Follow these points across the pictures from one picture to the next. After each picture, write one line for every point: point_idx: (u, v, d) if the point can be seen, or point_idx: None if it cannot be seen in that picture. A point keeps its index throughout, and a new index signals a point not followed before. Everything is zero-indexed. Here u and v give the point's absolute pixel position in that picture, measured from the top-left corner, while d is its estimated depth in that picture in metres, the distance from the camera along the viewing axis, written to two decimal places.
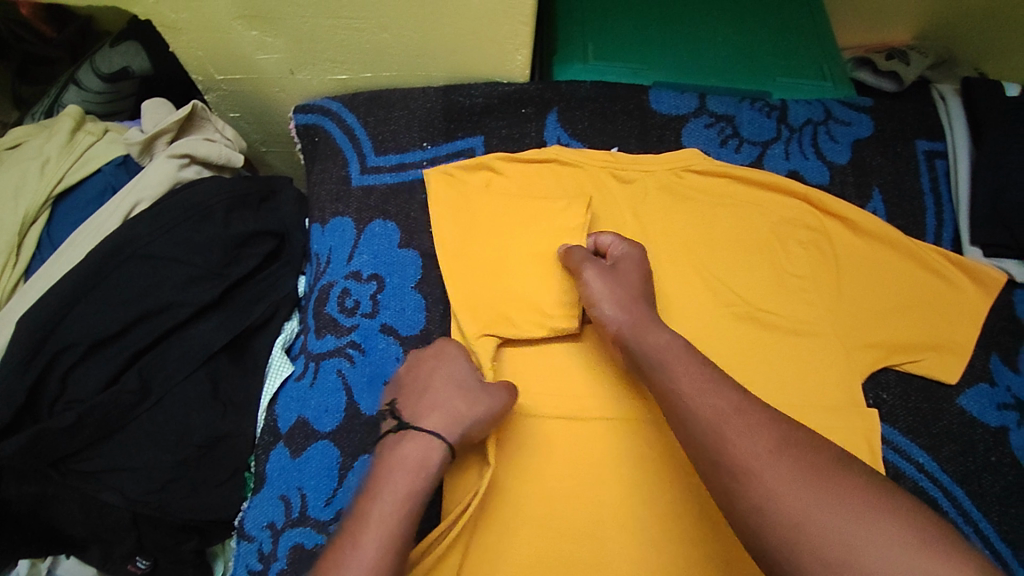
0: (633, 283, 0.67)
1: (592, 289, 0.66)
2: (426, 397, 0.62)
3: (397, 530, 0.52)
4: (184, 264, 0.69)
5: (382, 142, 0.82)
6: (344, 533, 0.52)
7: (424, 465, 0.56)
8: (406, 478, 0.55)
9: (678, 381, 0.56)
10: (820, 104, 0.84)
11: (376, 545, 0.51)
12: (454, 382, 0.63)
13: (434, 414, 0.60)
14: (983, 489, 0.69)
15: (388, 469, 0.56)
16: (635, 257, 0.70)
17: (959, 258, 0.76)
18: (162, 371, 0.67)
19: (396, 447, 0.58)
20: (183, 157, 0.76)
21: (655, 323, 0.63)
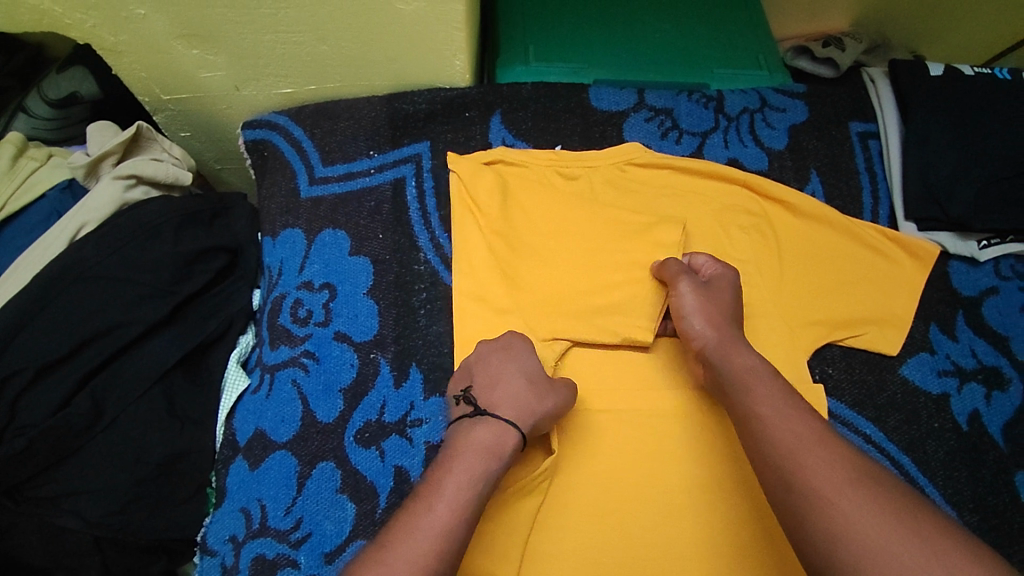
0: (727, 300, 0.70)
1: (684, 302, 0.69)
2: (500, 387, 0.64)
3: (465, 504, 0.55)
4: (133, 282, 0.70)
5: (328, 153, 0.83)
6: (414, 500, 0.55)
7: (495, 452, 0.59)
8: (477, 458, 0.58)
9: (759, 406, 0.58)
10: (756, 93, 0.86)
11: (447, 511, 0.53)
12: (525, 374, 0.65)
13: (507, 405, 0.62)
14: (928, 455, 0.71)
15: (462, 449, 0.59)
16: (729, 279, 0.72)
17: (895, 233, 0.79)
18: (115, 391, 0.67)
19: (470, 431, 0.60)
20: (129, 178, 0.77)
21: (741, 345, 0.65)
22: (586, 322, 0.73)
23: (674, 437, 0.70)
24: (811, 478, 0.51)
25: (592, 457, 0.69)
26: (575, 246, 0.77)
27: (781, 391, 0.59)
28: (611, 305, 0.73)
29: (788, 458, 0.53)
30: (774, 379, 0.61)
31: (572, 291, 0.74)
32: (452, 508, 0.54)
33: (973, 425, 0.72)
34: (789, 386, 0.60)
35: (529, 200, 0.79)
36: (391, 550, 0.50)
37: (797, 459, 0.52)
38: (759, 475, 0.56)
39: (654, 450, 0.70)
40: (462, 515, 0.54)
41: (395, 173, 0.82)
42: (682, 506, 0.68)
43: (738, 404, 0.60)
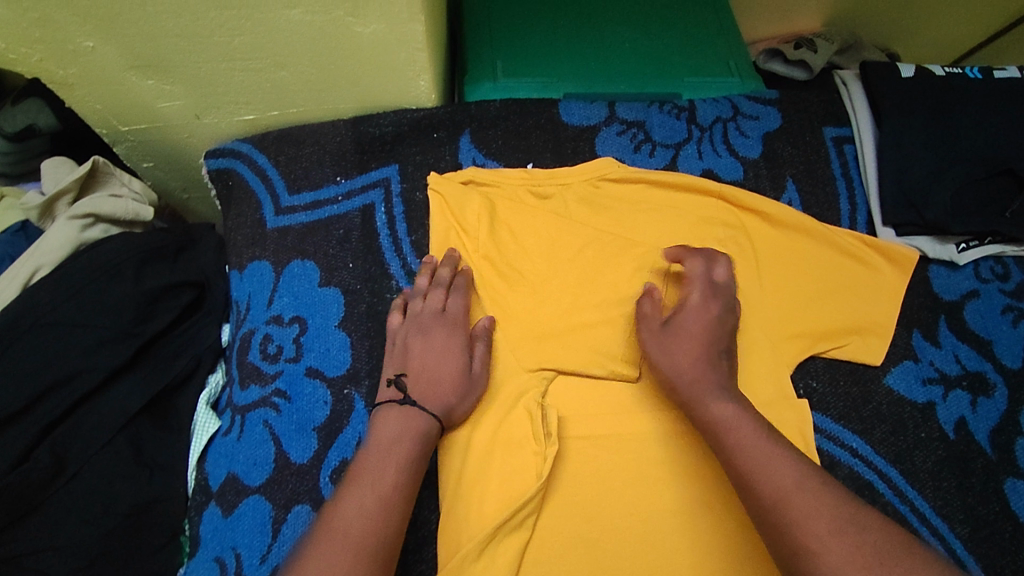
0: (698, 337, 0.67)
1: (651, 348, 0.68)
2: (431, 381, 0.66)
3: (404, 475, 0.60)
4: (91, 328, 0.67)
5: (294, 180, 0.81)
6: (354, 474, 0.59)
7: (423, 439, 0.63)
8: (410, 437, 0.62)
9: (742, 453, 0.59)
10: (728, 101, 0.85)
11: (389, 484, 0.58)
12: (455, 369, 0.67)
13: (433, 399, 0.65)
14: (916, 467, 0.70)
15: (396, 430, 0.62)
16: (696, 301, 0.69)
17: (873, 240, 0.78)
18: (77, 442, 0.64)
19: (404, 418, 0.63)
20: (86, 218, 0.74)
21: (717, 391, 0.64)
22: (569, 349, 0.73)
23: (658, 461, 0.69)
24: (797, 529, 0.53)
25: (575, 487, 0.67)
26: (552, 271, 0.76)
27: (761, 433, 0.60)
28: (593, 334, 0.73)
29: (771, 512, 0.55)
30: (759, 429, 0.60)
31: (556, 317, 0.74)
32: (391, 483, 0.59)
33: (960, 433, 0.72)
34: (767, 425, 0.62)
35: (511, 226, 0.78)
36: (337, 524, 0.55)
37: (781, 511, 0.54)
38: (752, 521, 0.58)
39: (640, 476, 0.68)
40: (399, 486, 0.59)
41: (363, 199, 0.80)
42: (672, 532, 0.66)
43: (721, 457, 0.61)
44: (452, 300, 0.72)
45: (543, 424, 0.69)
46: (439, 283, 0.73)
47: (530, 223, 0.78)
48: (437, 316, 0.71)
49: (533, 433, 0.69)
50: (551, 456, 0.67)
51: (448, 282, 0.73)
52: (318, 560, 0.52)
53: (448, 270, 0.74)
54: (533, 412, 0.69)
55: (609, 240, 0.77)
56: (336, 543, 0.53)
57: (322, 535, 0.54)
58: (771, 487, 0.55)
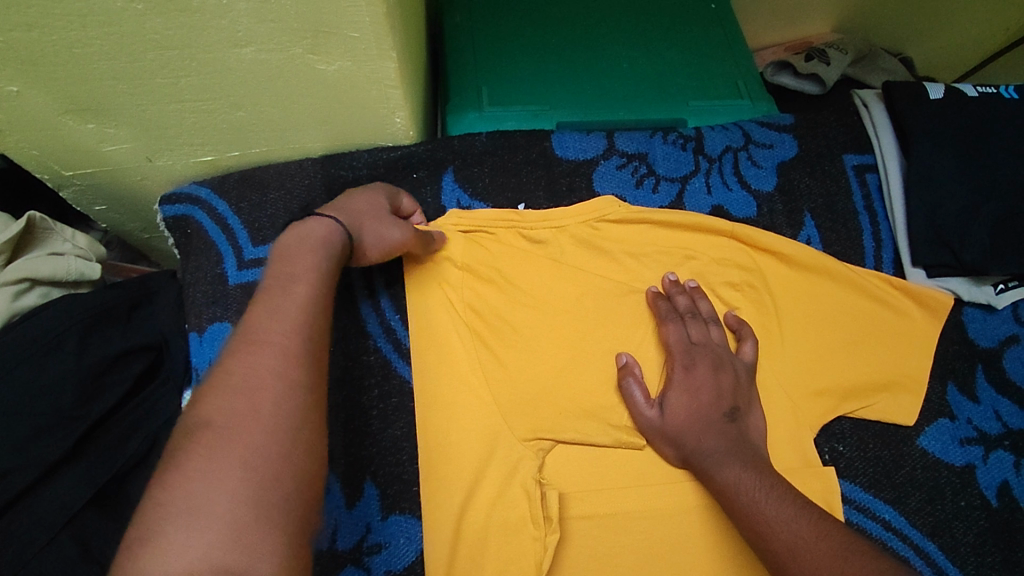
0: (701, 414, 0.62)
1: (650, 421, 0.63)
2: (347, 208, 0.60)
3: (319, 282, 0.51)
4: (27, 414, 0.59)
5: (259, 230, 0.73)
6: (264, 289, 0.50)
7: (327, 248, 0.54)
8: (314, 250, 0.53)
9: (761, 507, 0.55)
10: (738, 128, 0.77)
11: (304, 293, 0.49)
12: (375, 216, 0.62)
13: (345, 216, 0.58)
14: (957, 540, 0.63)
15: (295, 235, 0.54)
16: (709, 354, 0.65)
17: (902, 282, 0.71)
18: (11, 545, 0.56)
19: (300, 223, 0.55)
20: (21, 282, 0.66)
21: (728, 456, 0.59)
22: (567, 414, 0.65)
23: (675, 541, 0.61)
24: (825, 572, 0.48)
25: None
26: (548, 325, 0.68)
27: (768, 483, 0.56)
28: (593, 398, 0.66)
29: (790, 560, 0.51)
30: (770, 485, 0.56)
31: (551, 378, 0.66)
32: (306, 291, 0.49)
33: (1004, 500, 0.65)
34: (779, 476, 0.58)
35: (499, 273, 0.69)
36: (253, 334, 0.45)
37: (789, 566, 0.51)
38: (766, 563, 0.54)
39: (655, 563, 0.61)
40: (317, 292, 0.50)
41: None
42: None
43: (737, 524, 0.57)
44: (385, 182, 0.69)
45: (542, 505, 0.61)
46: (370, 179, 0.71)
47: (521, 268, 0.70)
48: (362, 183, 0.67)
49: (531, 515, 0.60)
50: (552, 544, 0.59)
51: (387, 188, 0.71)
52: (243, 371, 0.43)
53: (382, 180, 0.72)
54: (530, 490, 0.61)
55: (610, 291, 0.70)
56: (257, 353, 0.44)
57: (240, 347, 0.45)
58: (780, 541, 0.52)
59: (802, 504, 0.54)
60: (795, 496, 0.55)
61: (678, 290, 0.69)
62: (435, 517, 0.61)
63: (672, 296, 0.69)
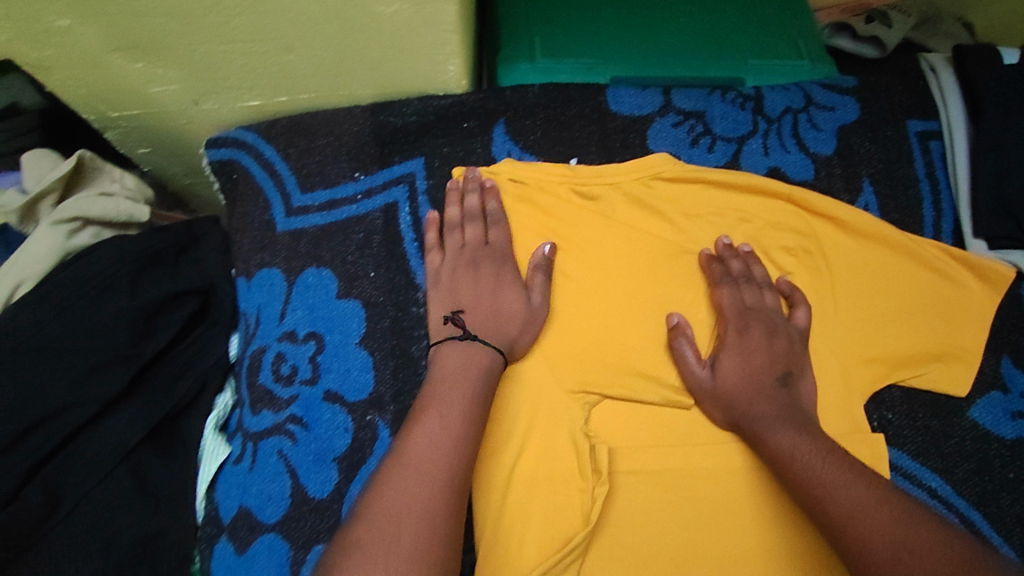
0: (752, 374, 0.62)
1: (698, 373, 0.63)
2: (492, 313, 0.62)
3: (474, 395, 0.57)
4: (85, 351, 0.60)
5: (307, 176, 0.72)
6: (432, 381, 0.59)
7: (487, 375, 0.59)
8: (476, 371, 0.58)
9: (819, 472, 0.55)
10: (799, 89, 0.75)
11: (459, 409, 0.56)
12: (515, 300, 0.63)
13: (502, 339, 0.61)
14: (1003, 511, 0.63)
15: (461, 357, 0.59)
16: (764, 318, 0.64)
17: (962, 253, 0.69)
18: (71, 476, 0.58)
19: (460, 352, 0.60)
20: (73, 221, 0.66)
21: (780, 421, 0.59)
22: (615, 371, 0.65)
23: (718, 499, 0.62)
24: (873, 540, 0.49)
25: (621, 530, 0.60)
26: (597, 281, 0.68)
27: (821, 448, 0.56)
28: (642, 357, 0.65)
29: (845, 525, 0.51)
30: (822, 450, 0.56)
31: (600, 335, 0.66)
32: (462, 407, 0.56)
33: None
34: (829, 441, 0.58)
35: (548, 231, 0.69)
36: (409, 450, 0.53)
37: (847, 530, 0.51)
38: (823, 532, 0.53)
39: (699, 521, 0.61)
40: (476, 391, 0.57)
41: (385, 197, 0.71)
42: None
43: (789, 487, 0.57)
44: (493, 233, 0.67)
45: (590, 458, 0.62)
46: (472, 212, 0.68)
47: (573, 226, 0.69)
48: (481, 249, 0.66)
49: (579, 467, 0.61)
50: (600, 495, 0.60)
51: (481, 212, 0.68)
52: (393, 493, 0.50)
53: (477, 196, 0.69)
54: (578, 444, 0.62)
55: (661, 254, 0.69)
56: (409, 474, 0.51)
57: (393, 466, 0.52)
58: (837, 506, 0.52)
59: (858, 470, 0.54)
60: (848, 462, 0.55)
61: (732, 254, 0.68)
62: (486, 468, 0.62)
63: (726, 260, 0.68)
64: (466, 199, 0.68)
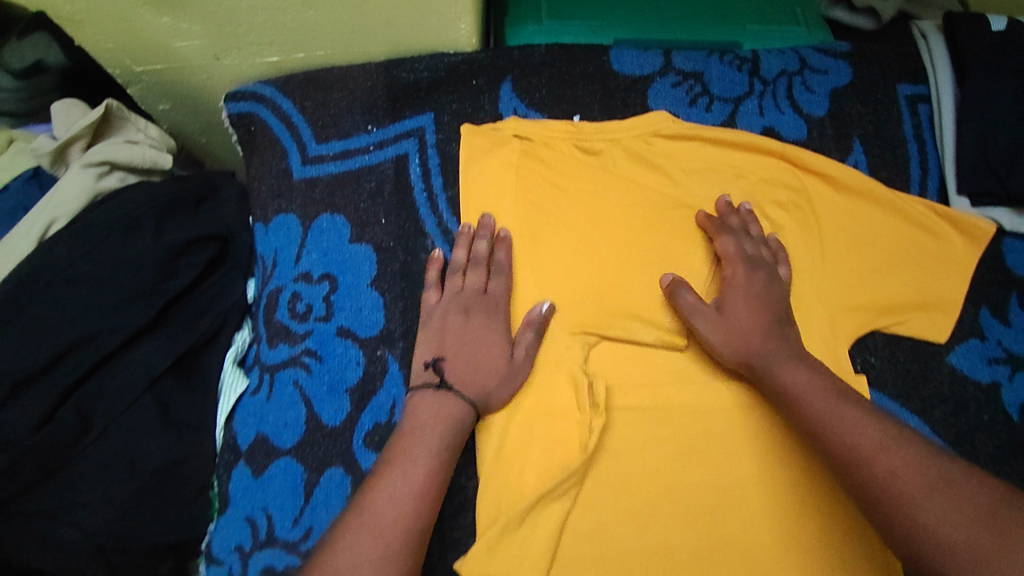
0: (768, 319, 0.64)
1: (699, 322, 0.65)
2: (473, 364, 0.63)
3: (438, 457, 0.58)
4: (114, 285, 0.64)
5: (322, 128, 0.75)
6: (397, 437, 0.59)
7: (456, 432, 0.60)
8: (441, 431, 0.59)
9: (836, 412, 0.56)
10: (794, 53, 0.78)
11: (421, 471, 0.56)
12: (497, 355, 0.64)
13: (477, 394, 0.62)
14: (978, 449, 0.67)
15: (428, 414, 0.60)
16: (765, 268, 0.67)
17: (946, 209, 0.72)
18: (101, 401, 0.62)
19: (434, 404, 0.61)
20: (102, 165, 0.69)
21: (791, 359, 0.61)
22: (614, 313, 0.68)
23: (707, 434, 0.65)
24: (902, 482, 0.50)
25: (615, 461, 0.64)
26: (597, 231, 0.71)
27: (836, 393, 0.58)
28: (640, 302, 0.69)
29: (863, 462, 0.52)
30: (836, 391, 0.58)
31: (598, 282, 0.69)
32: (424, 469, 0.57)
33: None
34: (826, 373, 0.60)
35: (551, 183, 0.73)
36: (366, 512, 0.53)
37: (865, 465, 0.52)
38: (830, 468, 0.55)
39: (690, 453, 0.65)
40: (440, 450, 0.58)
41: (397, 149, 0.74)
42: (730, 509, 0.63)
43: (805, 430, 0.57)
44: (495, 281, 0.67)
45: (588, 395, 0.65)
46: (479, 258, 0.68)
47: (575, 179, 0.73)
48: (477, 295, 0.66)
49: (577, 402, 0.65)
50: (597, 427, 0.63)
51: (487, 259, 0.68)
52: (346, 556, 0.50)
53: (486, 241, 0.68)
54: (577, 380, 0.66)
55: (659, 207, 0.72)
56: (362, 537, 0.52)
57: (348, 527, 0.53)
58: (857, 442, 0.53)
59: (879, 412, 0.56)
60: (866, 405, 0.57)
61: (731, 212, 0.71)
62: None
63: (725, 218, 0.70)
64: (475, 244, 0.68)
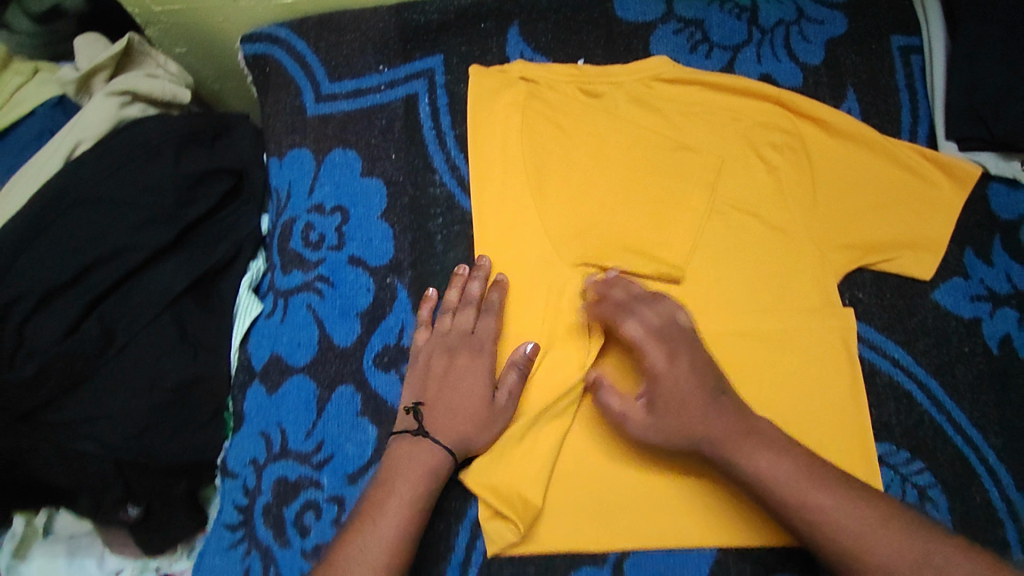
0: (694, 387, 0.61)
1: (621, 409, 0.63)
2: (450, 409, 0.63)
3: (413, 509, 0.58)
4: (137, 206, 0.66)
5: (335, 68, 0.78)
6: (374, 488, 0.60)
7: (433, 479, 0.60)
8: (417, 480, 0.60)
9: (797, 481, 0.57)
10: (792, 3, 0.81)
11: (395, 523, 0.57)
12: (478, 397, 0.63)
13: (454, 441, 0.62)
14: (957, 379, 0.71)
15: (405, 465, 0.60)
16: (668, 333, 0.64)
17: (935, 153, 0.75)
18: (124, 316, 0.65)
19: (412, 449, 0.61)
20: (124, 95, 0.72)
21: (744, 434, 0.59)
22: (615, 247, 0.71)
23: None
24: (854, 546, 0.54)
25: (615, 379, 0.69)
26: (599, 170, 0.73)
27: (802, 468, 0.58)
28: (640, 237, 0.71)
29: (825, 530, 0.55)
30: (805, 458, 0.59)
31: (596, 218, 0.72)
32: (399, 519, 0.57)
33: (1003, 349, 0.72)
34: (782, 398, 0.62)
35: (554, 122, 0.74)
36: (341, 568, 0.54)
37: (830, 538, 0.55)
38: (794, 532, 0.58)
39: None
40: (415, 502, 0.59)
41: (407, 89, 0.77)
42: None
43: (772, 509, 0.58)
44: (483, 323, 0.67)
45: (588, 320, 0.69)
46: (468, 299, 0.68)
47: (579, 121, 0.75)
48: (463, 338, 0.66)
49: (578, 327, 0.69)
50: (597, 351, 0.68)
51: (478, 299, 0.68)
52: None
53: (479, 283, 0.68)
54: (578, 308, 0.69)
55: (659, 148, 0.74)
56: None
57: None
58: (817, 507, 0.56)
59: (857, 490, 0.57)
60: (837, 473, 0.58)
61: (609, 286, 0.67)
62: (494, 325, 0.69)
63: (607, 293, 0.67)
64: (468, 285, 0.68)
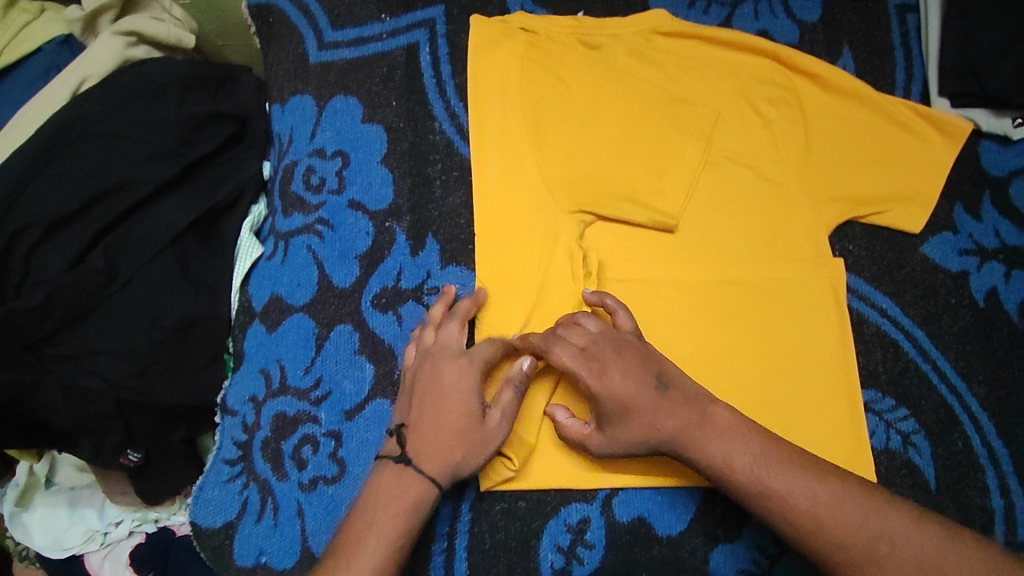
0: (634, 398, 0.60)
1: (579, 428, 0.63)
2: (435, 434, 0.59)
3: (391, 540, 0.56)
4: (143, 141, 0.68)
5: (337, 16, 0.78)
6: (351, 523, 0.57)
7: (415, 511, 0.57)
8: (396, 511, 0.57)
9: (775, 480, 0.56)
10: None
11: (372, 556, 0.54)
12: (466, 420, 0.60)
13: (439, 469, 0.59)
14: (943, 329, 0.73)
15: (386, 496, 0.57)
16: (604, 346, 0.62)
17: (929, 110, 0.75)
18: (128, 249, 0.66)
19: (395, 477, 0.58)
20: (129, 36, 0.73)
21: (725, 436, 0.59)
22: (612, 195, 0.72)
23: (691, 306, 0.71)
24: (839, 546, 0.54)
25: None
26: (597, 119, 0.74)
27: (783, 464, 0.57)
28: (636, 185, 0.72)
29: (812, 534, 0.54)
30: (785, 457, 0.58)
31: (593, 166, 0.72)
32: (377, 552, 0.55)
33: (990, 302, 0.73)
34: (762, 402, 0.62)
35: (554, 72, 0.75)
36: None
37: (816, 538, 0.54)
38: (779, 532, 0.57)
39: (677, 321, 0.70)
40: (394, 537, 0.56)
41: (408, 38, 0.78)
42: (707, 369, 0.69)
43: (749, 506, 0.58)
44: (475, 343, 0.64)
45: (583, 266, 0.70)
46: (459, 316, 0.66)
47: (578, 71, 0.75)
48: (451, 355, 0.63)
49: (573, 272, 0.70)
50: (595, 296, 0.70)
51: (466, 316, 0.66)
52: None
53: (470, 304, 0.67)
54: (574, 253, 0.70)
55: (658, 99, 0.75)
56: None
57: None
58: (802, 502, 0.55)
59: (817, 468, 0.57)
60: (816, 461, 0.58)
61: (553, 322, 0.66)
62: (491, 269, 0.70)
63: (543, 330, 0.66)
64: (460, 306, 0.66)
